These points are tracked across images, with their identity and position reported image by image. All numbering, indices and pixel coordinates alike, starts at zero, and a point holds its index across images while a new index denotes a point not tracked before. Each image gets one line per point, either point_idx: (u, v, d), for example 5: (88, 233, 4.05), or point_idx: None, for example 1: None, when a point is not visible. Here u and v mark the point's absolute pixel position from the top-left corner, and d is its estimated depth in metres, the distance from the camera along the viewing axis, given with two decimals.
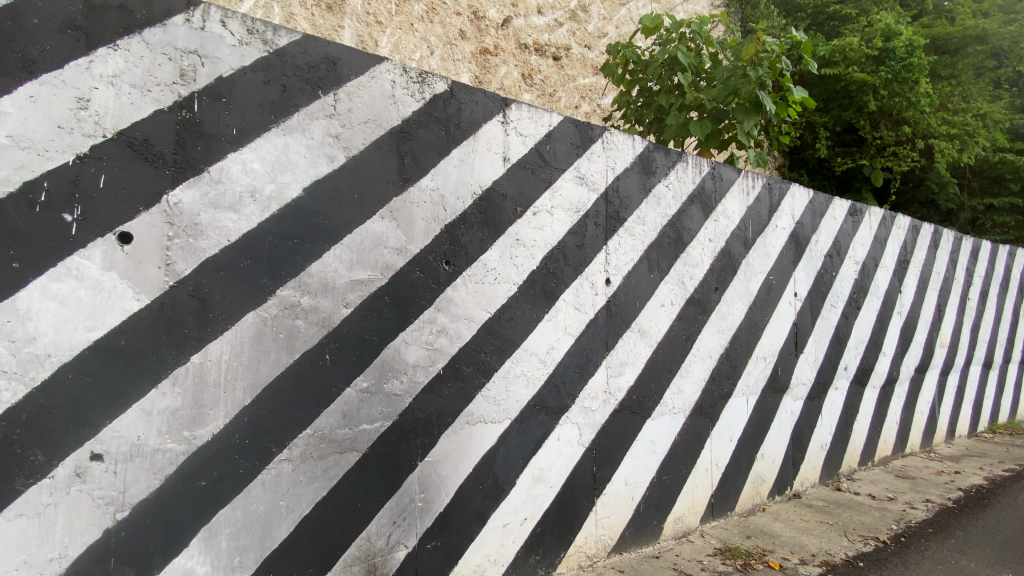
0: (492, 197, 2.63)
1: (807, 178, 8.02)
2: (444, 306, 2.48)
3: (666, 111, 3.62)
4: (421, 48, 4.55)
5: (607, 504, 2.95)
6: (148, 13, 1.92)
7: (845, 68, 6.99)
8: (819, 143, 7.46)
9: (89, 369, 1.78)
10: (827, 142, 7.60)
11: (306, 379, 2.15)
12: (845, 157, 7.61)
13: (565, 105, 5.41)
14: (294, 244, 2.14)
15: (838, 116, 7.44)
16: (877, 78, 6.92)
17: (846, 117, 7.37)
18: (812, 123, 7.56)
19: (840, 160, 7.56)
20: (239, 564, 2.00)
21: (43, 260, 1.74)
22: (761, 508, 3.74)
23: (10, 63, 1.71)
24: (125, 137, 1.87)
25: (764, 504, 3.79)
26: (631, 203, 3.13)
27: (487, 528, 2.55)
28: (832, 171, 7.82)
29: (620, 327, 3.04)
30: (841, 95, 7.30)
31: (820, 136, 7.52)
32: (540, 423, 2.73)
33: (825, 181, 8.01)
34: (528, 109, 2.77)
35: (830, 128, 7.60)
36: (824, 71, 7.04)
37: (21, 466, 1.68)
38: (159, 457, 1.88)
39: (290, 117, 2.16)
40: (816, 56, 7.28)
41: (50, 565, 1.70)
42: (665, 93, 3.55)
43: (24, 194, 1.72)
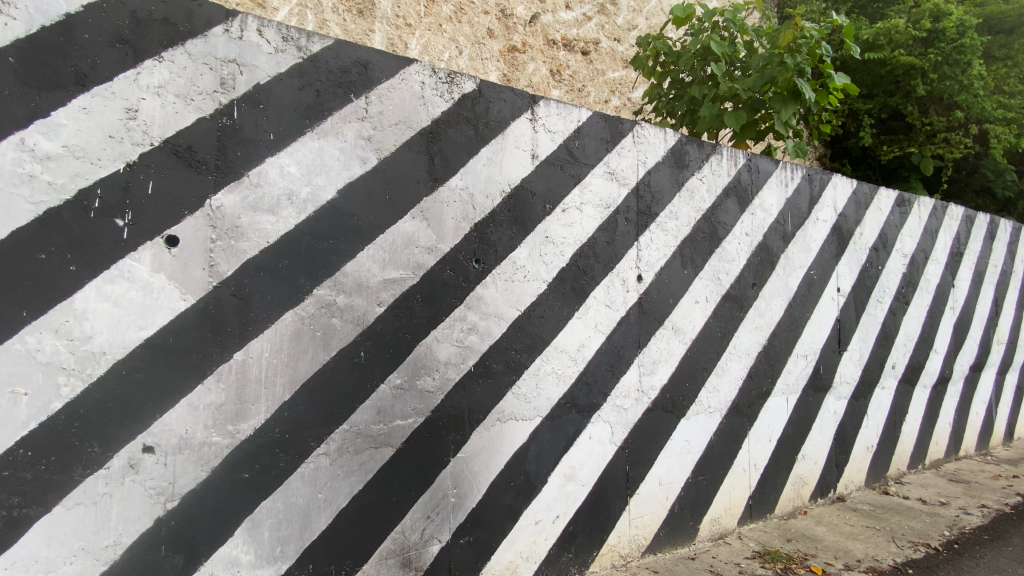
0: (521, 195, 2.63)
1: (850, 168, 7.69)
2: (475, 304, 2.49)
3: (698, 104, 3.52)
4: (449, 48, 4.58)
5: (640, 504, 2.91)
6: (190, 25, 2.00)
7: (890, 51, 6.70)
8: (863, 131, 7.12)
9: (141, 366, 1.88)
10: (872, 130, 7.25)
11: (340, 376, 2.20)
12: (892, 146, 7.25)
13: (594, 100, 5.36)
14: (329, 244, 2.20)
15: (883, 102, 7.08)
16: (926, 61, 6.55)
17: (892, 103, 7.00)
18: (855, 110, 7.23)
19: (887, 148, 7.21)
20: (281, 554, 2.07)
21: (97, 263, 1.84)
22: (803, 511, 3.62)
23: (65, 77, 1.81)
24: (171, 145, 1.96)
25: (807, 506, 3.66)
26: (663, 197, 3.07)
27: (519, 525, 2.56)
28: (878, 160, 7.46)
29: (653, 324, 2.99)
30: (887, 79, 6.96)
31: (864, 124, 7.18)
32: (571, 421, 2.72)
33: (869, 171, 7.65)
34: (557, 106, 2.76)
35: (875, 115, 7.24)
36: (868, 56, 6.72)
37: (81, 457, 1.79)
38: (207, 450, 1.97)
39: (324, 120, 2.21)
40: (859, 40, 6.96)
41: (106, 551, 1.80)
42: (698, 84, 3.43)
43: (79, 201, 1.83)
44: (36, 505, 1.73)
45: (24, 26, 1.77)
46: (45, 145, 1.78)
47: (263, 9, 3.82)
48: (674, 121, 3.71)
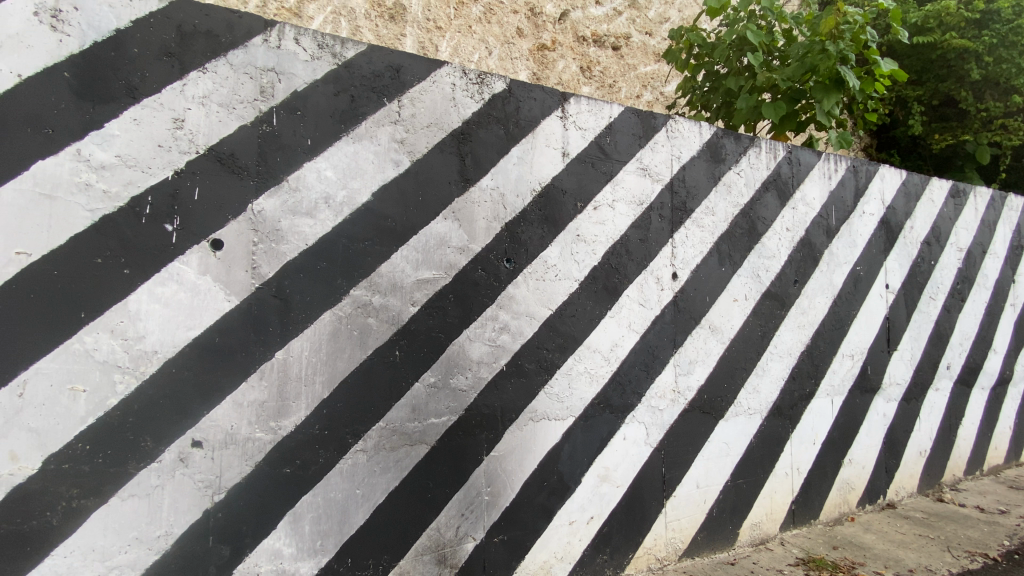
0: (552, 193, 2.62)
1: (898, 158, 7.36)
2: (506, 303, 2.50)
3: (735, 95, 3.41)
4: (479, 49, 4.55)
5: (677, 507, 2.85)
6: (231, 36, 2.08)
7: (940, 35, 6.31)
8: (913, 119, 6.77)
9: (190, 364, 1.97)
10: (922, 118, 6.87)
11: (376, 374, 2.24)
12: (944, 133, 6.86)
13: (625, 95, 5.19)
14: (365, 246, 2.25)
15: (934, 88, 6.69)
16: (980, 43, 6.15)
17: (944, 89, 6.61)
18: (903, 98, 6.89)
19: (939, 136, 6.83)
20: (321, 547, 2.13)
21: (149, 267, 1.94)
22: (851, 517, 3.47)
23: (117, 90, 1.92)
24: (215, 152, 2.04)
25: (854, 512, 3.51)
26: (699, 193, 3.00)
27: (553, 525, 2.55)
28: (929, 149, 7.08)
29: (689, 323, 2.93)
30: (938, 64, 6.57)
31: (913, 112, 6.82)
32: (605, 421, 2.69)
33: (919, 161, 7.27)
34: (587, 103, 2.73)
35: (925, 102, 6.86)
36: (917, 40, 6.38)
37: (135, 451, 1.89)
38: (251, 445, 2.04)
39: (359, 125, 2.26)
40: (907, 24, 6.62)
41: (159, 541, 1.90)
42: (734, 76, 3.32)
43: (132, 207, 1.93)
44: (94, 496, 1.83)
45: (78, 42, 1.87)
46: (100, 155, 1.89)
47: (298, 18, 3.88)
48: (710, 115, 3.60)
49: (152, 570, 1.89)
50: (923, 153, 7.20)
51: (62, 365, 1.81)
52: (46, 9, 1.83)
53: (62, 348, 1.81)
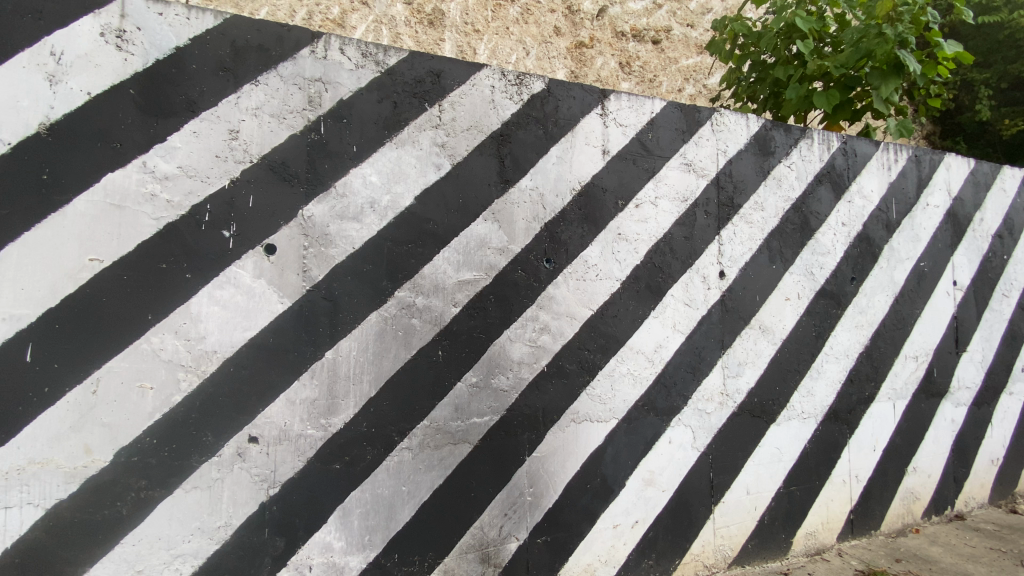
0: (592, 191, 2.60)
1: (965, 146, 6.68)
2: (546, 303, 2.49)
3: (783, 85, 3.26)
4: (518, 50, 4.26)
5: (726, 513, 2.76)
6: (281, 49, 2.18)
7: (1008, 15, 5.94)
8: (980, 103, 6.21)
9: (246, 363, 2.08)
10: (991, 103, 6.28)
11: (419, 374, 2.29)
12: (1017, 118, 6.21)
13: (666, 89, 4.74)
14: (407, 248, 2.30)
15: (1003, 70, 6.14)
16: None
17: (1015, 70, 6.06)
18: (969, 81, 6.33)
19: (1010, 122, 6.21)
20: (369, 542, 2.19)
21: (208, 271, 2.05)
22: (916, 529, 3.26)
23: (178, 105, 2.04)
24: (267, 161, 2.14)
25: (919, 524, 3.29)
26: (746, 188, 2.89)
27: (597, 528, 2.52)
28: (999, 135, 6.46)
29: (737, 323, 2.83)
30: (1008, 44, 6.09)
31: (981, 95, 6.24)
32: (649, 424, 2.64)
33: (988, 149, 6.62)
34: (628, 99, 2.68)
35: (994, 85, 6.27)
36: (982, 20, 5.98)
37: (197, 445, 2.00)
38: (303, 442, 2.13)
39: (401, 130, 2.32)
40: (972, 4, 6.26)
41: (219, 531, 2.01)
42: (782, 65, 3.17)
43: (193, 215, 2.05)
44: (160, 487, 1.96)
45: (141, 60, 2.01)
46: (163, 166, 2.02)
47: (340, 28, 3.75)
48: (756, 106, 3.46)
49: (213, 558, 2.00)
50: (994, 140, 6.57)
51: (131, 363, 1.94)
52: (112, 30, 1.98)
53: (131, 347, 1.95)
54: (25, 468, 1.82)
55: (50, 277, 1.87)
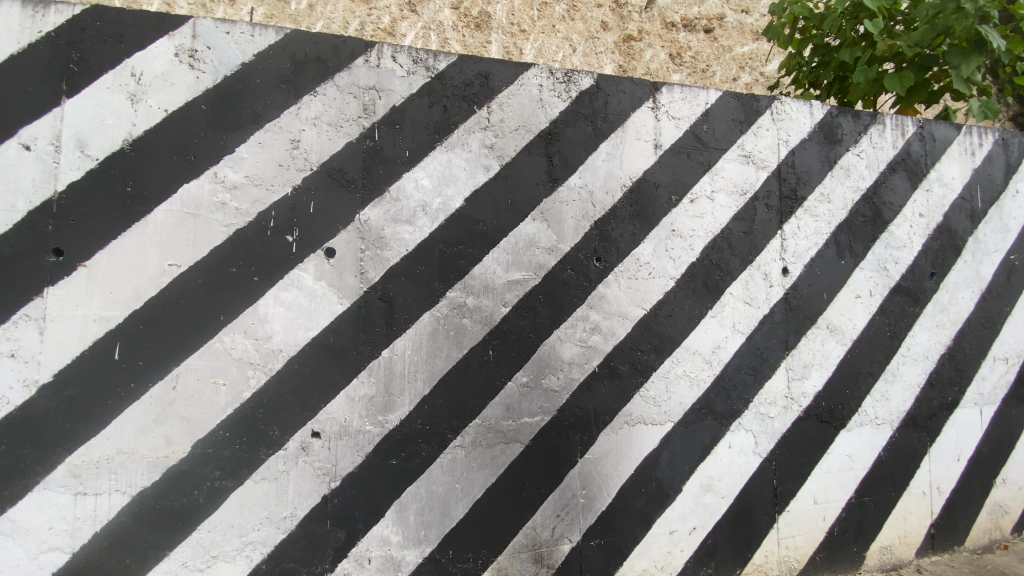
0: (644, 187, 2.54)
1: None
2: (597, 303, 2.46)
3: (849, 68, 3.04)
4: (563, 47, 3.29)
5: (793, 523, 2.62)
6: (337, 60, 2.27)
7: None
8: None
9: (308, 362, 2.18)
10: None
11: (470, 373, 2.31)
12: None
13: (721, 79, 3.61)
14: (458, 249, 2.33)
15: None
16: None
17: None
18: None
19: None
20: (425, 537, 2.24)
21: (274, 274, 2.16)
22: (1003, 545, 2.96)
23: (245, 118, 2.17)
24: (326, 168, 2.23)
25: (1006, 540, 2.99)
26: (811, 179, 2.74)
27: (653, 533, 2.46)
28: None
29: (802, 322, 2.68)
30: None
31: None
32: (707, 427, 2.54)
33: None
34: (681, 91, 2.60)
35: None
36: None
37: (265, 439, 2.12)
38: (362, 437, 2.20)
39: (451, 134, 2.35)
40: None
41: (286, 521, 2.12)
42: (847, 47, 2.95)
43: (259, 222, 2.17)
44: (232, 477, 2.08)
45: (211, 77, 2.15)
46: (232, 176, 2.15)
47: (390, 37, 3.03)
48: (820, 92, 3.24)
49: (280, 546, 2.11)
50: None
51: (205, 361, 2.09)
52: (185, 51, 2.13)
53: (205, 346, 2.09)
54: (114, 457, 1.99)
55: (134, 282, 2.05)
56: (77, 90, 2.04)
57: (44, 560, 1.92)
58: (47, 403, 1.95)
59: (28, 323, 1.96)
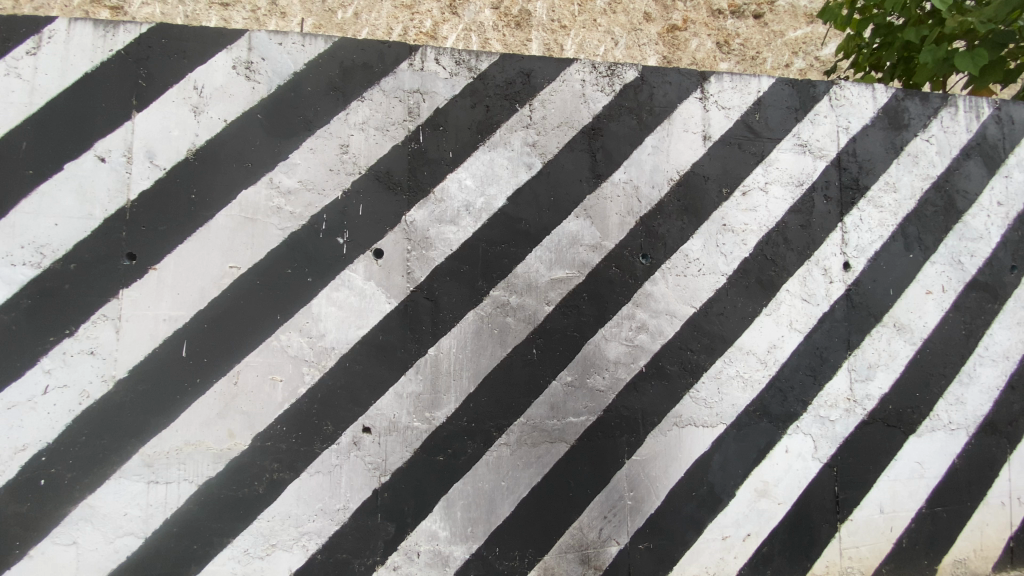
0: (692, 181, 2.46)
1: None
2: (643, 301, 2.40)
3: (916, 48, 2.84)
4: (603, 40, 2.97)
5: (858, 532, 2.47)
6: (383, 65, 2.32)
7: None
8: None
9: (359, 359, 2.24)
10: None
11: (514, 372, 2.31)
12: None
13: (774, 67, 3.13)
14: (501, 248, 2.34)
15: None
16: None
17: None
18: None
19: None
20: (471, 534, 2.26)
21: (326, 274, 2.24)
22: None
23: (297, 125, 2.26)
24: (373, 172, 2.29)
25: None
26: (875, 167, 2.57)
27: (704, 538, 2.38)
28: None
29: (866, 320, 2.52)
30: None
31: None
32: (762, 430, 2.44)
33: None
34: (731, 79, 2.50)
35: None
36: None
37: (319, 433, 2.20)
38: (409, 433, 2.25)
39: (494, 133, 2.36)
40: None
41: (339, 513, 2.19)
42: (913, 26, 2.75)
43: (312, 225, 2.25)
44: (289, 470, 2.18)
45: (266, 87, 2.25)
46: (286, 181, 2.24)
47: (433, 41, 2.82)
48: (882, 76, 3.01)
49: (334, 538, 2.19)
50: None
51: (263, 358, 2.19)
52: (242, 63, 2.24)
53: (264, 344, 2.19)
54: (182, 449, 2.12)
55: (199, 283, 2.17)
56: (145, 105, 2.19)
57: (121, 543, 2.07)
58: (123, 397, 2.11)
59: (106, 322, 2.12)
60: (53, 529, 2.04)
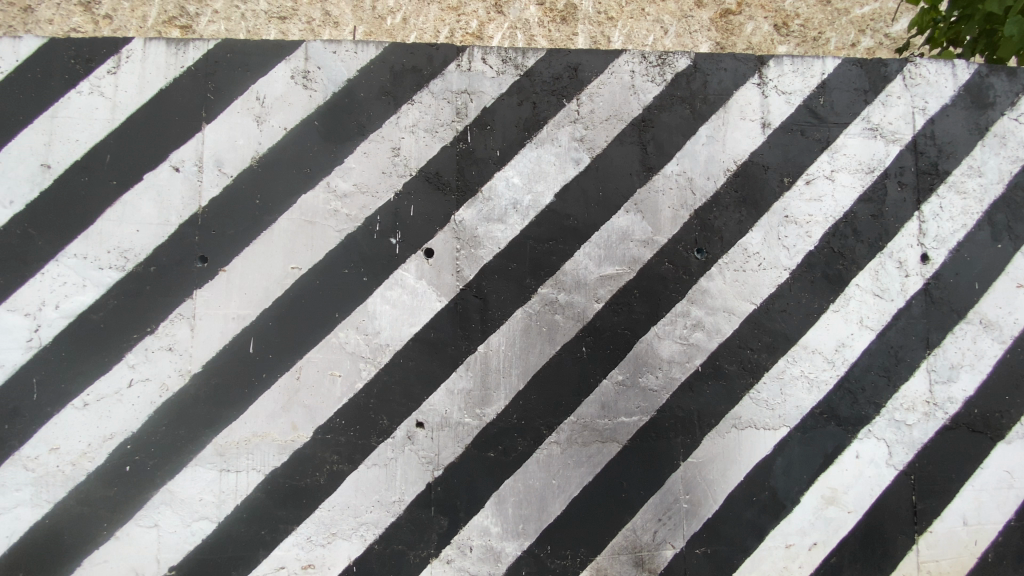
0: (750, 171, 2.35)
1: None
2: (698, 298, 2.32)
3: (1001, 19, 2.55)
4: (652, 29, 2.85)
5: (940, 545, 2.28)
6: (431, 67, 2.36)
7: None
8: None
9: (412, 356, 2.29)
10: None
11: (564, 370, 2.30)
12: None
13: (837, 47, 2.90)
14: (550, 245, 2.32)
15: None
16: None
17: None
18: None
19: None
20: (523, 531, 2.26)
21: (380, 274, 2.31)
22: None
23: (351, 129, 2.34)
24: (424, 173, 2.34)
25: None
26: (956, 150, 2.37)
27: (767, 545, 2.28)
28: None
29: (947, 317, 2.33)
30: None
31: None
32: (829, 434, 2.30)
33: None
34: (792, 62, 2.37)
35: None
36: None
37: (375, 427, 2.27)
38: (461, 429, 2.28)
39: (541, 130, 2.35)
40: None
41: (394, 505, 2.26)
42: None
43: (366, 226, 2.32)
44: (348, 462, 2.26)
45: (322, 95, 2.34)
46: (341, 185, 2.33)
47: (479, 42, 2.80)
48: (960, 51, 2.70)
49: (390, 529, 2.25)
50: None
51: (322, 354, 2.28)
52: (299, 72, 2.34)
53: (323, 341, 2.29)
54: (250, 440, 2.25)
55: (264, 283, 2.29)
56: (214, 117, 2.33)
57: (196, 527, 2.23)
58: (197, 390, 2.26)
59: (181, 321, 2.28)
60: (137, 512, 2.22)
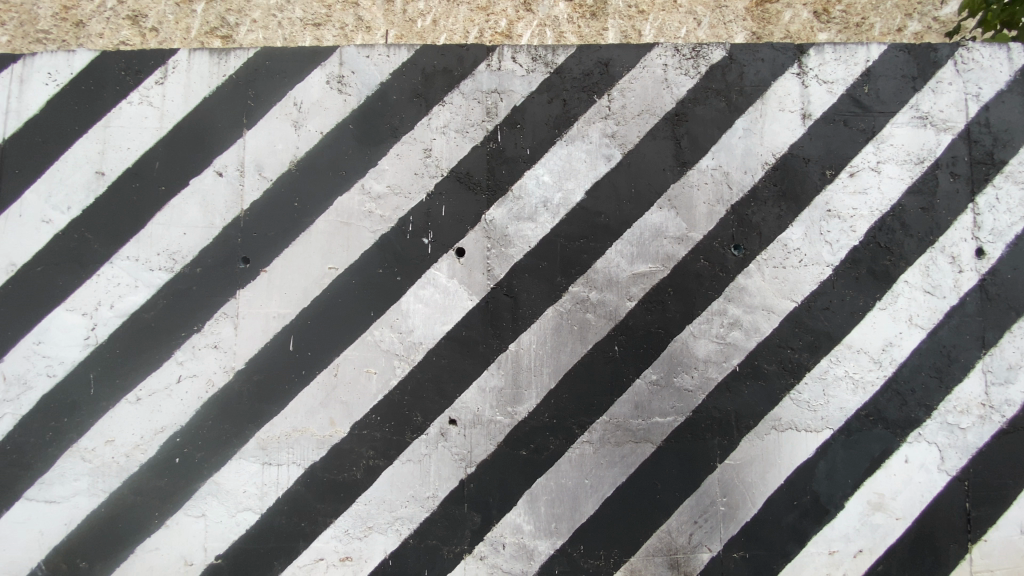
0: (789, 164, 2.27)
1: None
2: (735, 295, 2.26)
3: None
4: (685, 22, 2.40)
5: (997, 554, 2.17)
6: (462, 68, 2.38)
7: None
8: None
9: (445, 354, 2.32)
10: None
11: (596, 368, 2.28)
12: None
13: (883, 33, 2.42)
14: (582, 243, 2.31)
15: None
16: None
17: None
18: None
19: None
20: (556, 530, 2.26)
21: (414, 273, 2.35)
22: None
23: (384, 132, 2.38)
24: (455, 173, 2.36)
25: None
26: (1013, 138, 2.24)
27: (809, 551, 2.20)
28: None
29: (1004, 314, 2.21)
30: None
31: None
32: (876, 437, 2.20)
33: None
34: (833, 50, 2.28)
35: None
36: None
37: (410, 424, 2.31)
38: (493, 427, 2.29)
39: (572, 127, 2.34)
40: None
41: (428, 501, 2.29)
42: None
43: (400, 226, 2.36)
44: (384, 457, 2.31)
45: (356, 99, 2.39)
46: (376, 186, 2.37)
47: (509, 41, 2.45)
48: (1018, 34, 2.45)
49: (424, 524, 2.29)
50: None
51: (358, 352, 2.34)
52: (334, 77, 2.40)
53: (359, 339, 2.34)
54: (290, 434, 2.33)
55: (302, 283, 2.37)
56: (254, 123, 2.41)
57: (241, 517, 2.32)
58: (240, 386, 2.35)
59: (226, 319, 2.37)
60: (186, 503, 2.32)
